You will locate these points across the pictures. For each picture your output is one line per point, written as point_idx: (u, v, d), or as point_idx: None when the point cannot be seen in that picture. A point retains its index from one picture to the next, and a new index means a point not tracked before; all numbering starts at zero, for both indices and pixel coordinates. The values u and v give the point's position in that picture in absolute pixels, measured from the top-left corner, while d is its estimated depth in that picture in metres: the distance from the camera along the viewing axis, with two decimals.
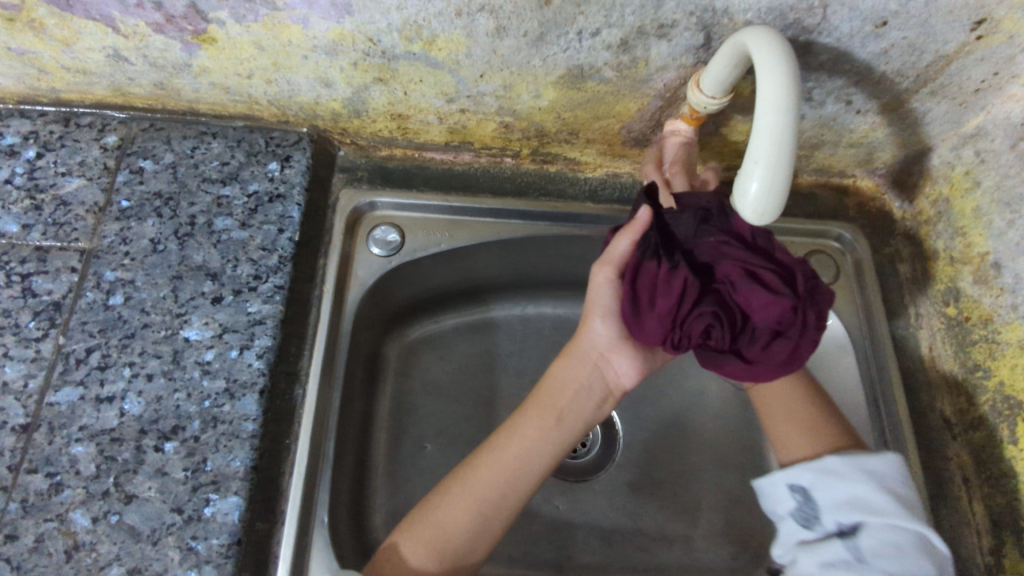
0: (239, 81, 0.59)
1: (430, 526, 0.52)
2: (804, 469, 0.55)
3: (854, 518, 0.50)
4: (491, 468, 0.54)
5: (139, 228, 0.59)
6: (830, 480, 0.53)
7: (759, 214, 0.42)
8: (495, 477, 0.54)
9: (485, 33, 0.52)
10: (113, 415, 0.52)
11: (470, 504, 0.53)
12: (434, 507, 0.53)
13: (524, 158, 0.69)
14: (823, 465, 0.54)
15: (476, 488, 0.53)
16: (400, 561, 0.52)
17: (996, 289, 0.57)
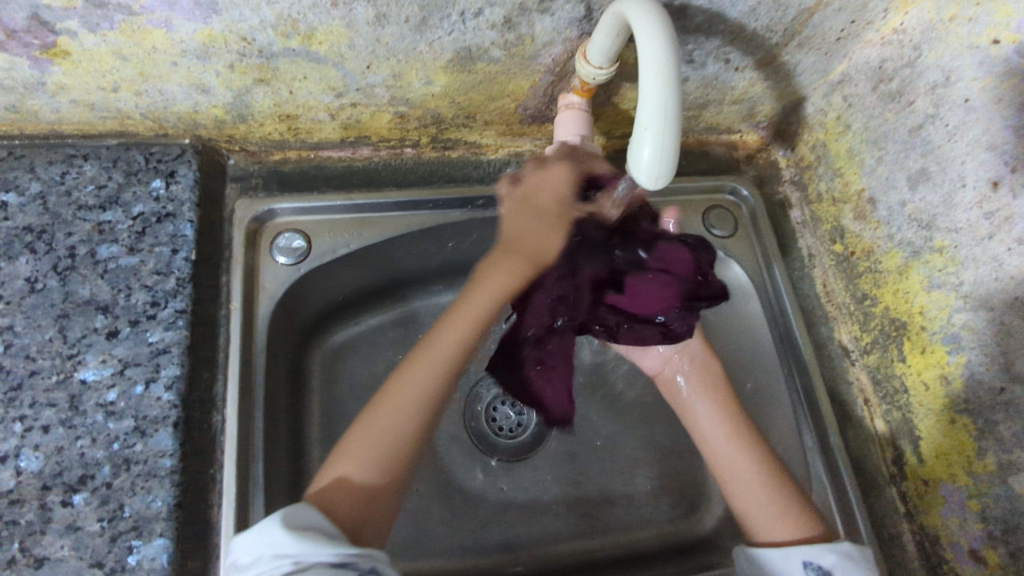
0: (103, 95, 0.54)
1: (367, 440, 0.52)
2: (825, 548, 0.52)
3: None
4: (401, 391, 0.54)
5: (11, 268, 0.54)
6: (853, 564, 0.51)
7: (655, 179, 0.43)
8: (407, 403, 0.54)
9: (365, 22, 0.50)
10: (10, 475, 0.48)
11: (405, 412, 0.54)
12: (367, 423, 0.53)
13: (424, 147, 0.68)
14: (842, 548, 0.52)
15: (404, 396, 0.54)
16: (343, 479, 0.51)
17: (874, 223, 0.62)
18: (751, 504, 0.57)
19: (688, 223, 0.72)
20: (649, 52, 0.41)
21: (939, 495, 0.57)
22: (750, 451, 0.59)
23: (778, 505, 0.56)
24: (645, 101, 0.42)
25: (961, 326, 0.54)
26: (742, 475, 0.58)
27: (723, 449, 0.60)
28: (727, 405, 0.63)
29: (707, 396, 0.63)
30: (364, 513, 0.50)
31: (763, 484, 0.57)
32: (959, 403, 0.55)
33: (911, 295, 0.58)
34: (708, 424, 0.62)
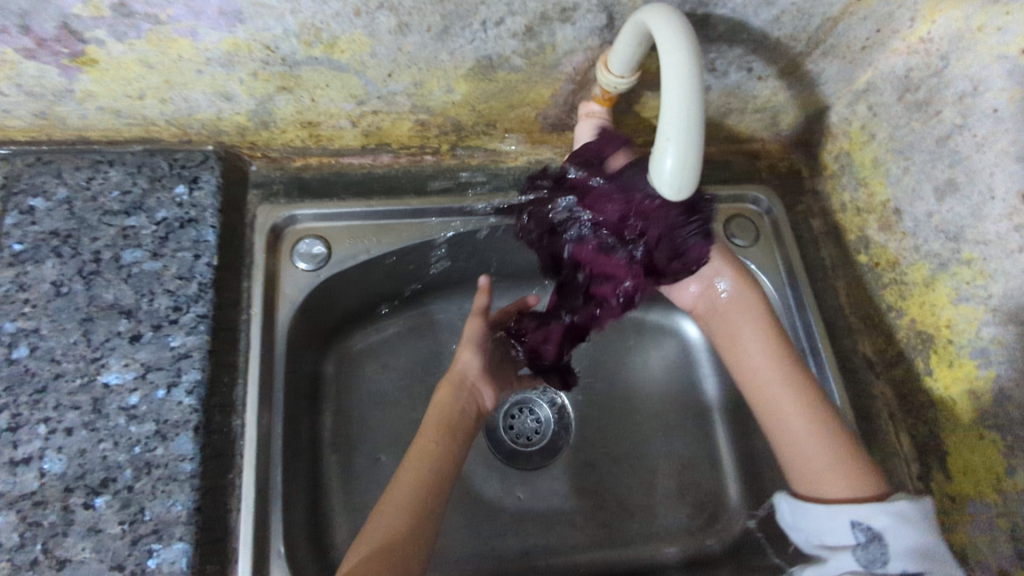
0: (129, 103, 0.55)
1: (370, 535, 0.53)
2: (878, 508, 0.51)
3: (922, 565, 0.48)
4: (418, 459, 0.59)
5: (37, 272, 0.55)
6: (907, 524, 0.50)
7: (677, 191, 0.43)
8: (430, 463, 0.59)
9: (387, 31, 0.50)
10: (33, 477, 0.48)
11: (406, 501, 0.55)
12: (390, 498, 0.56)
13: (444, 154, 0.69)
14: (896, 508, 0.51)
15: (399, 500, 0.55)
16: (346, 567, 0.51)
17: (900, 234, 0.61)
18: (795, 454, 0.57)
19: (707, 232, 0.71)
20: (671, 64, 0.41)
21: (967, 513, 0.55)
22: (800, 395, 0.59)
23: (836, 460, 0.55)
24: (667, 111, 0.41)
25: (990, 340, 0.53)
26: (789, 424, 0.58)
27: (764, 374, 0.61)
28: (773, 336, 0.62)
29: (750, 325, 0.63)
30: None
31: (815, 432, 0.57)
32: (988, 418, 0.53)
33: (938, 308, 0.57)
34: (778, 388, 0.59)
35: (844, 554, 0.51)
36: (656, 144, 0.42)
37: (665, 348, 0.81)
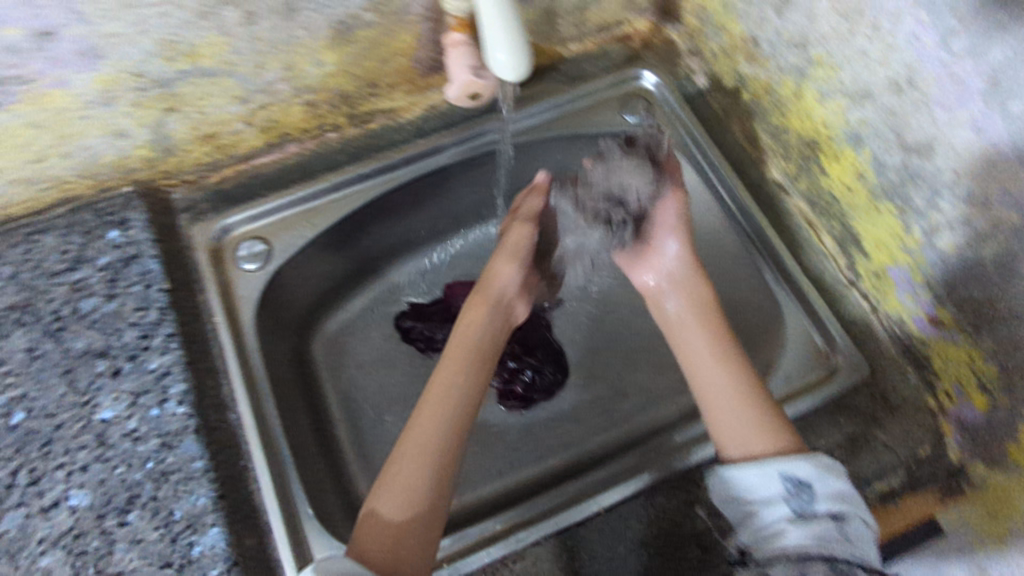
0: (36, 167, 0.58)
1: (388, 492, 0.54)
2: (802, 459, 0.53)
3: (840, 507, 0.50)
4: (435, 408, 0.58)
5: (9, 344, 0.59)
6: (830, 475, 0.52)
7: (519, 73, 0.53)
8: (441, 408, 0.58)
9: (238, 24, 0.54)
10: (65, 516, 0.53)
11: (410, 465, 0.55)
12: (393, 470, 0.55)
13: (345, 127, 0.72)
14: (819, 460, 0.53)
15: (408, 461, 0.55)
16: (374, 527, 0.53)
17: (762, 61, 0.65)
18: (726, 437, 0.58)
19: (602, 119, 0.77)
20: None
21: (891, 280, 0.61)
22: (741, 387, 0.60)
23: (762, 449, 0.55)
24: (490, 27, 0.48)
25: (857, 123, 0.57)
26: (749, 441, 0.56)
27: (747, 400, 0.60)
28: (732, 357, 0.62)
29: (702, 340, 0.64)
30: (394, 556, 0.51)
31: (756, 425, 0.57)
32: (879, 192, 0.58)
33: (810, 113, 0.62)
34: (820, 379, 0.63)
35: (778, 507, 0.52)
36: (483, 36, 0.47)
37: None
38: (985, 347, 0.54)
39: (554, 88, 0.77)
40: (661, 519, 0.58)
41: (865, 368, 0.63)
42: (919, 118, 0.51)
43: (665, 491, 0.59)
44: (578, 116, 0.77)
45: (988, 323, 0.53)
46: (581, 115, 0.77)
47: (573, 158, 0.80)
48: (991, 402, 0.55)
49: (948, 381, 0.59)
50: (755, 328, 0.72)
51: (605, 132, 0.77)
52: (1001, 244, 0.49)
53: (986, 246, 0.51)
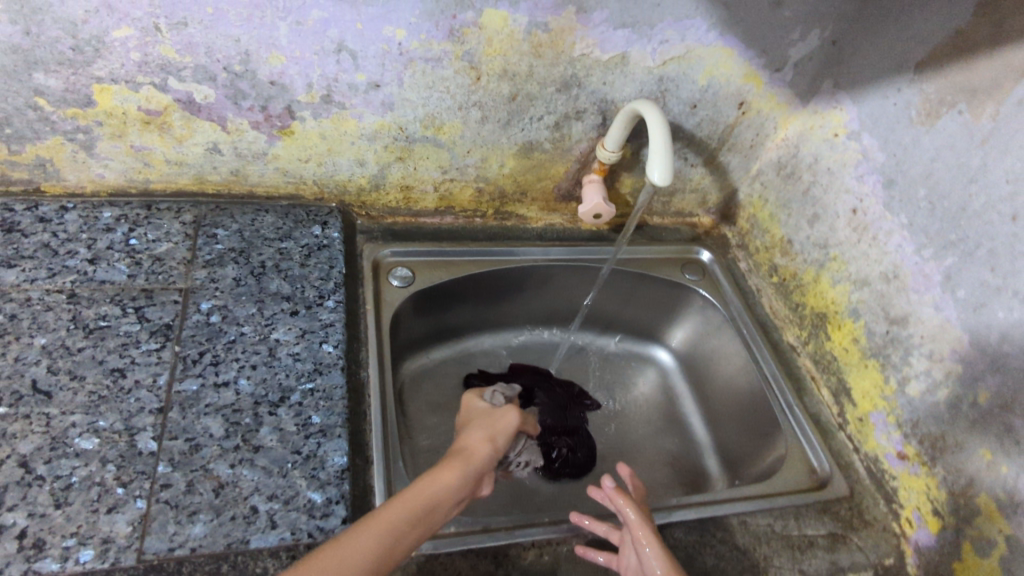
0: (298, 165, 0.83)
1: (344, 546, 0.51)
2: None
3: None
4: (413, 496, 0.57)
5: (223, 271, 0.78)
6: None
7: (665, 177, 0.70)
8: (419, 500, 0.57)
9: (474, 120, 0.83)
10: (230, 393, 0.67)
11: (386, 526, 0.53)
12: (349, 537, 0.52)
13: (489, 217, 0.98)
14: None
15: (380, 521, 0.54)
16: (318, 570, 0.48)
17: (793, 254, 0.93)
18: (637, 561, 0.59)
19: (669, 270, 1.02)
20: (649, 111, 0.74)
21: (872, 423, 0.80)
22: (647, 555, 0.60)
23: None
24: (656, 147, 0.71)
25: (857, 301, 0.82)
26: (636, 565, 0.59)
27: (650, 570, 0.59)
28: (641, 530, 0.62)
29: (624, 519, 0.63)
30: None
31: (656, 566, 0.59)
32: (868, 352, 0.81)
33: (824, 293, 0.88)
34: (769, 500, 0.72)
35: None
36: (647, 159, 0.71)
37: (648, 377, 1.09)
38: (939, 473, 0.71)
39: (637, 243, 1.04)
40: (679, 548, 0.68)
41: (842, 489, 0.78)
42: (899, 298, 0.76)
43: (685, 529, 0.70)
44: (651, 265, 1.02)
45: (941, 454, 0.71)
46: (653, 265, 1.03)
47: (638, 294, 1.05)
48: (942, 524, 0.70)
49: (909, 509, 0.74)
50: (752, 454, 0.92)
51: (669, 280, 1.02)
52: (951, 389, 0.70)
53: (940, 391, 0.71)
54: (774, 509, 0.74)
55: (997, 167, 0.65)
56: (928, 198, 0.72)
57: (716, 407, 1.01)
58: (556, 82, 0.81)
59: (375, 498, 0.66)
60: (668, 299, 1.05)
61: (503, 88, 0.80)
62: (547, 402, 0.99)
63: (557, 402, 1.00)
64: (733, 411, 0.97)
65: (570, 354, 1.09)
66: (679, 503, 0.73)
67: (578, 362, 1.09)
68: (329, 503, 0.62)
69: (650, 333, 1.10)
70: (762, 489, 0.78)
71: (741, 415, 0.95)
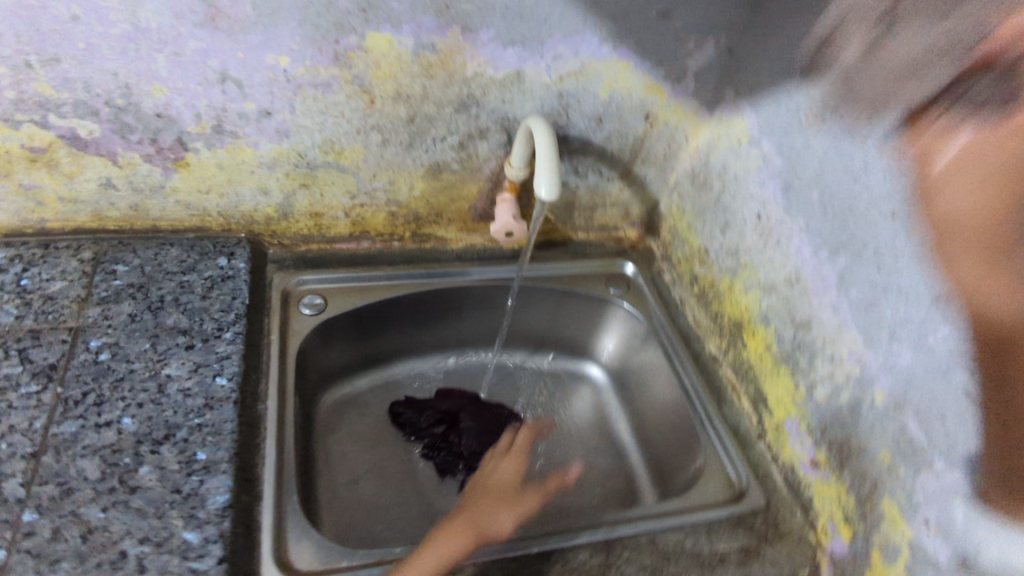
0: (199, 196, 0.82)
1: None
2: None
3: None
4: None
5: (118, 307, 0.77)
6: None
7: (551, 192, 0.70)
8: None
9: (375, 144, 0.82)
10: (112, 433, 0.66)
11: None
12: None
13: (407, 241, 0.97)
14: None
15: None
16: None
17: (710, 263, 0.93)
18: None
19: (592, 285, 1.03)
20: (538, 128, 0.74)
21: (787, 432, 0.79)
22: None
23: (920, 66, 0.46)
24: (542, 163, 0.70)
25: (766, 307, 0.82)
26: None
27: None
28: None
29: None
30: None
31: None
32: (779, 358, 0.80)
33: (737, 301, 0.88)
34: (716, 475, 0.80)
35: None
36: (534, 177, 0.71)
37: (581, 394, 1.08)
38: (848, 479, 0.70)
39: (560, 260, 1.04)
40: (580, 572, 0.68)
41: (759, 500, 0.78)
42: (802, 302, 0.75)
43: (589, 552, 0.70)
44: (576, 281, 1.03)
45: (849, 459, 0.70)
46: (578, 281, 1.03)
47: (564, 311, 1.05)
48: (854, 532, 0.69)
49: (824, 518, 0.73)
50: (678, 468, 0.90)
51: (593, 295, 1.02)
52: (852, 392, 0.69)
53: (842, 394, 0.70)
54: (685, 525, 0.74)
55: (875, 164, 0.65)
56: (820, 200, 0.72)
57: (646, 422, 1.00)
58: (453, 102, 0.81)
59: (261, 536, 0.66)
60: (594, 314, 1.05)
61: (400, 110, 0.80)
62: (471, 422, 0.98)
63: (482, 421, 0.99)
64: (660, 425, 0.96)
65: (501, 375, 1.08)
66: (590, 522, 0.74)
67: (509, 382, 1.08)
68: (205, 543, 0.61)
69: (581, 350, 1.10)
70: (678, 506, 0.77)
71: (666, 428, 0.95)
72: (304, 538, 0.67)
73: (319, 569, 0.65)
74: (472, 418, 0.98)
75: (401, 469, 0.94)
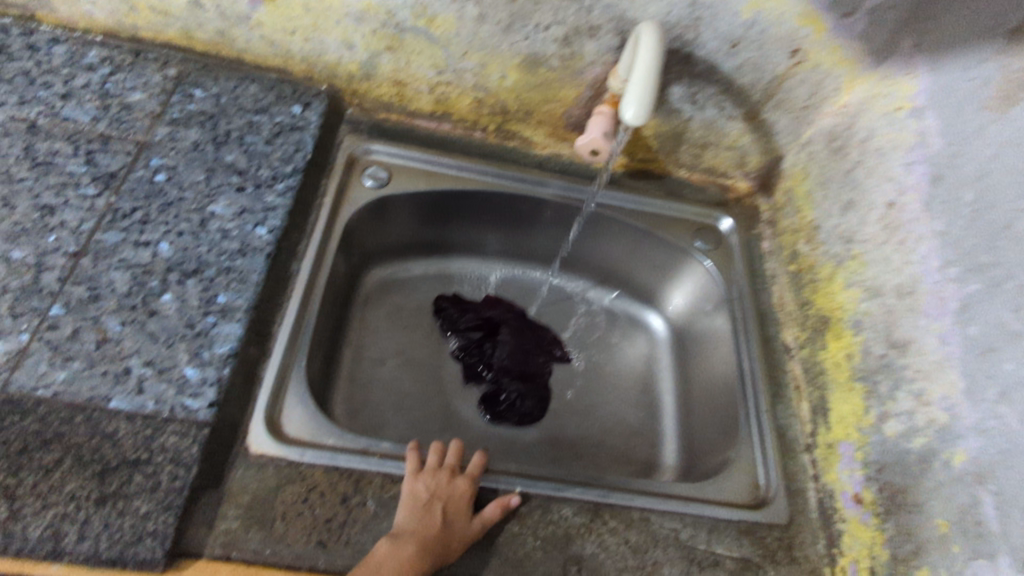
0: (283, 36, 0.78)
1: None
2: None
3: None
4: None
5: (185, 133, 0.76)
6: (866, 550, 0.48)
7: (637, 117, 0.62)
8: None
9: (471, 18, 0.74)
10: (148, 254, 0.68)
11: None
12: None
13: (490, 133, 0.90)
14: None
15: None
16: None
17: (818, 244, 0.80)
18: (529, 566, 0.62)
19: (678, 232, 0.91)
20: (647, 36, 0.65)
21: (838, 454, 0.69)
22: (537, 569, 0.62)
23: None
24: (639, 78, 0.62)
25: (863, 313, 0.69)
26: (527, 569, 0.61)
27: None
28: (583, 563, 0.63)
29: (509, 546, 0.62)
30: None
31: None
32: (857, 374, 0.68)
33: (833, 295, 0.75)
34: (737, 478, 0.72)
35: None
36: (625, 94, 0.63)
37: (635, 340, 1.00)
38: (888, 531, 0.61)
39: (651, 195, 0.93)
40: (557, 526, 0.64)
41: (782, 514, 0.69)
42: (905, 320, 0.62)
43: (575, 509, 0.66)
44: (661, 222, 0.92)
45: (896, 511, 0.60)
46: (663, 223, 0.92)
47: (638, 252, 0.95)
48: None
49: (847, 558, 0.65)
50: (711, 452, 0.82)
51: (675, 242, 0.91)
52: (928, 440, 0.58)
53: (916, 440, 0.59)
54: (685, 516, 0.68)
55: None
56: (972, 206, 0.57)
57: (694, 391, 0.92)
58: None
59: (259, 391, 0.66)
60: (671, 263, 0.94)
61: None
62: (508, 334, 0.95)
63: (519, 336, 0.95)
64: (708, 400, 0.87)
65: (556, 297, 1.02)
66: (589, 479, 0.69)
67: (563, 308, 1.01)
68: (202, 384, 0.62)
69: (649, 295, 1.00)
70: (686, 492, 0.70)
71: (711, 407, 0.86)
72: (298, 404, 0.68)
73: (304, 438, 0.65)
74: (511, 330, 0.95)
75: (428, 363, 0.92)
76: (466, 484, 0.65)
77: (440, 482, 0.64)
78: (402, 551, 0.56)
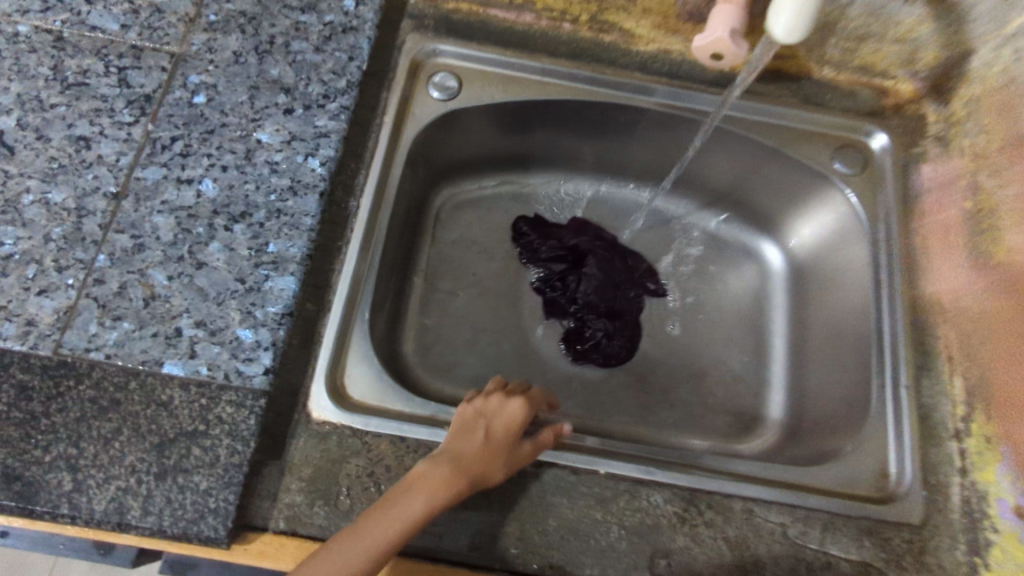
0: None
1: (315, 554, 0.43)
2: None
3: None
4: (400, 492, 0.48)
5: (224, 41, 0.65)
6: None
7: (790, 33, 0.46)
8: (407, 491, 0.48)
9: None
10: (191, 194, 0.60)
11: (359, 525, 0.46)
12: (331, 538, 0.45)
13: (581, 25, 0.72)
14: None
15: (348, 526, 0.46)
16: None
17: (1008, 179, 0.61)
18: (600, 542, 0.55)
19: (814, 152, 0.73)
20: None
21: (999, 452, 0.58)
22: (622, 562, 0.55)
23: None
24: None
25: None
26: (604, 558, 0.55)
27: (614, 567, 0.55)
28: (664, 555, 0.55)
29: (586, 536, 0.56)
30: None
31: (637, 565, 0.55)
32: None
33: None
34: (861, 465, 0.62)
35: None
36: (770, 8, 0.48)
37: (742, 274, 0.86)
38: None
39: (785, 101, 0.74)
40: (644, 515, 0.57)
41: (915, 512, 0.58)
42: None
43: (667, 497, 0.58)
44: (793, 137, 0.74)
45: None
46: (796, 139, 0.74)
47: (759, 173, 0.79)
48: None
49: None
50: (830, 419, 0.71)
51: (809, 165, 0.74)
52: None
53: None
54: (800, 509, 0.58)
55: None
56: None
57: (809, 340, 0.79)
58: None
59: (319, 350, 0.61)
60: (799, 188, 0.77)
61: None
62: (597, 266, 0.83)
63: (609, 268, 0.83)
64: (830, 356, 0.75)
65: (654, 222, 0.88)
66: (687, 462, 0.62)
67: (659, 233, 0.88)
68: (257, 347, 0.56)
69: (764, 223, 0.85)
70: (790, 476, 0.61)
71: (836, 366, 0.74)
72: (362, 363, 0.62)
73: (369, 403, 0.60)
74: (600, 260, 0.83)
75: (504, 295, 0.82)
76: (521, 406, 0.58)
77: (493, 404, 0.57)
78: (443, 467, 0.50)
